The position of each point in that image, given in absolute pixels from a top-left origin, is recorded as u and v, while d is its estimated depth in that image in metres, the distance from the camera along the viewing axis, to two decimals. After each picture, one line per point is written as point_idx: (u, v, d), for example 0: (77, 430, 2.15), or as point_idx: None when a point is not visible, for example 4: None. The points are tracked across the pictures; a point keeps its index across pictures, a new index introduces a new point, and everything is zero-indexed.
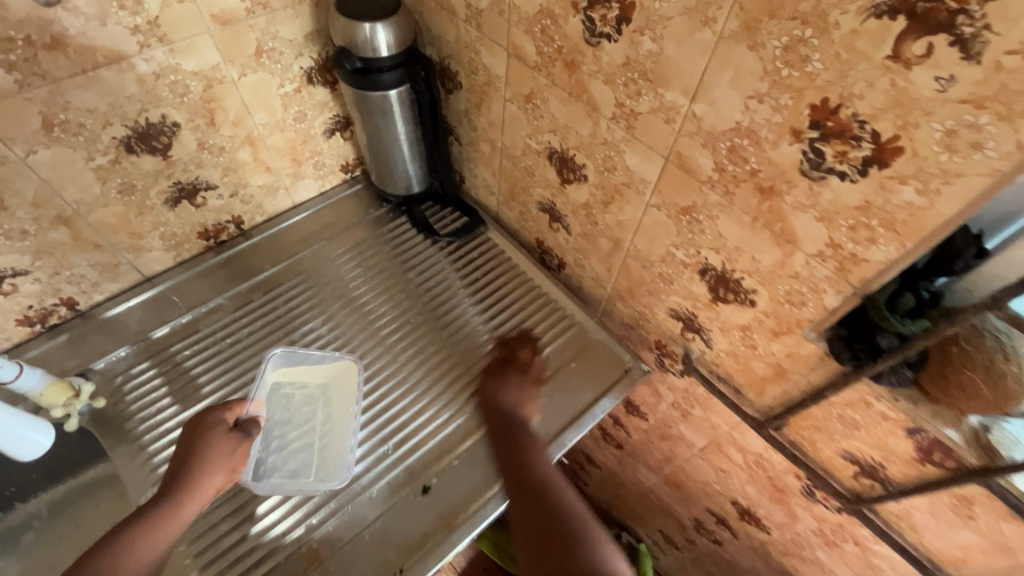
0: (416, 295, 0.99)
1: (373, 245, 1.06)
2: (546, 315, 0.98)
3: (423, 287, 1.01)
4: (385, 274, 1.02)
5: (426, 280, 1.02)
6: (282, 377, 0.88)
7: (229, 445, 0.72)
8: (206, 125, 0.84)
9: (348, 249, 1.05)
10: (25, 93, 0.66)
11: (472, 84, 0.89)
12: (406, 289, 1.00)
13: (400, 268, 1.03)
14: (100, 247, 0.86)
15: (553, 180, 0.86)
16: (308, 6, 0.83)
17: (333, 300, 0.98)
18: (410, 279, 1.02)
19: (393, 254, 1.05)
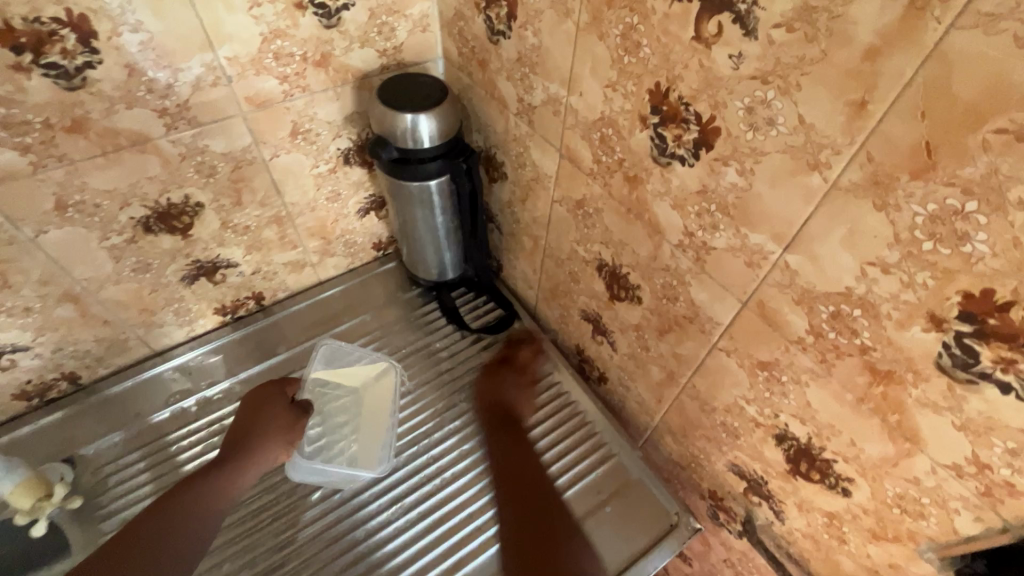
0: (446, 393, 0.89)
1: (402, 331, 0.97)
2: (587, 436, 0.85)
3: (455, 384, 0.90)
4: (415, 365, 0.92)
5: (457, 379, 0.91)
6: (329, 371, 0.88)
7: (287, 419, 0.77)
8: (231, 205, 0.79)
9: (375, 334, 0.96)
10: (39, 175, 0.62)
11: (518, 177, 0.80)
12: (435, 385, 0.90)
13: (431, 359, 0.93)
14: (108, 323, 0.81)
15: (601, 292, 0.75)
16: (350, 88, 0.77)
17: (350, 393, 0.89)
18: (439, 374, 0.91)
19: (423, 343, 0.96)
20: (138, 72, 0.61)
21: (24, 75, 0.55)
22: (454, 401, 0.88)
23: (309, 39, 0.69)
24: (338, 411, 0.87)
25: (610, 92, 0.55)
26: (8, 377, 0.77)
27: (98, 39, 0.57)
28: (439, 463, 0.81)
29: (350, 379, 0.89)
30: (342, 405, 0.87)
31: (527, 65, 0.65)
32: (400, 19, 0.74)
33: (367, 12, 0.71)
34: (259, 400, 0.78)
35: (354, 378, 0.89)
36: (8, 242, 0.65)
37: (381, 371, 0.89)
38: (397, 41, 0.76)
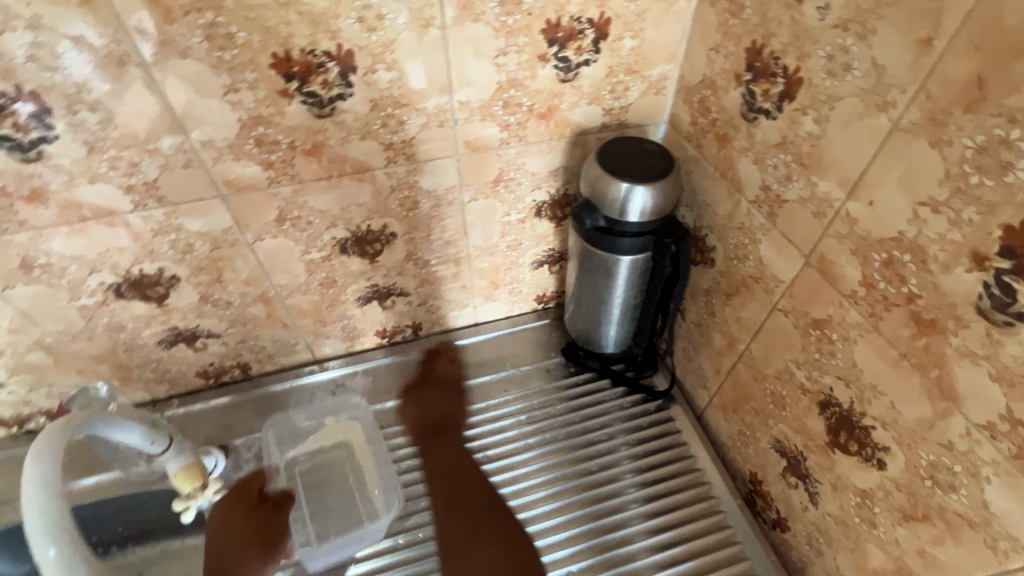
0: (578, 486, 0.79)
1: (542, 403, 0.89)
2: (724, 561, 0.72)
3: (590, 479, 0.80)
4: (550, 445, 0.83)
5: (587, 443, 0.84)
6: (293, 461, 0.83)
7: (266, 508, 0.72)
8: (420, 239, 0.78)
9: (518, 395, 0.90)
10: (272, 189, 0.65)
11: (729, 269, 0.69)
12: (568, 475, 0.80)
13: (569, 442, 0.84)
14: (286, 327, 0.84)
15: (815, 433, 0.61)
16: (564, 142, 0.72)
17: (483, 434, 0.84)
18: (571, 454, 0.82)
19: (560, 421, 0.86)
20: (379, 107, 0.61)
21: (287, 101, 0.58)
22: (585, 500, 0.78)
23: (542, 91, 0.65)
24: (327, 477, 0.82)
25: (927, 213, 0.42)
26: (198, 357, 0.83)
27: (356, 73, 0.58)
28: (543, 512, 0.77)
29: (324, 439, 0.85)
30: (315, 464, 0.83)
31: (792, 153, 0.54)
32: (636, 79, 0.68)
33: (606, 68, 0.66)
34: (231, 509, 0.71)
35: (332, 438, 0.85)
36: (232, 244, 0.69)
37: (347, 413, 0.86)
38: (626, 101, 0.70)
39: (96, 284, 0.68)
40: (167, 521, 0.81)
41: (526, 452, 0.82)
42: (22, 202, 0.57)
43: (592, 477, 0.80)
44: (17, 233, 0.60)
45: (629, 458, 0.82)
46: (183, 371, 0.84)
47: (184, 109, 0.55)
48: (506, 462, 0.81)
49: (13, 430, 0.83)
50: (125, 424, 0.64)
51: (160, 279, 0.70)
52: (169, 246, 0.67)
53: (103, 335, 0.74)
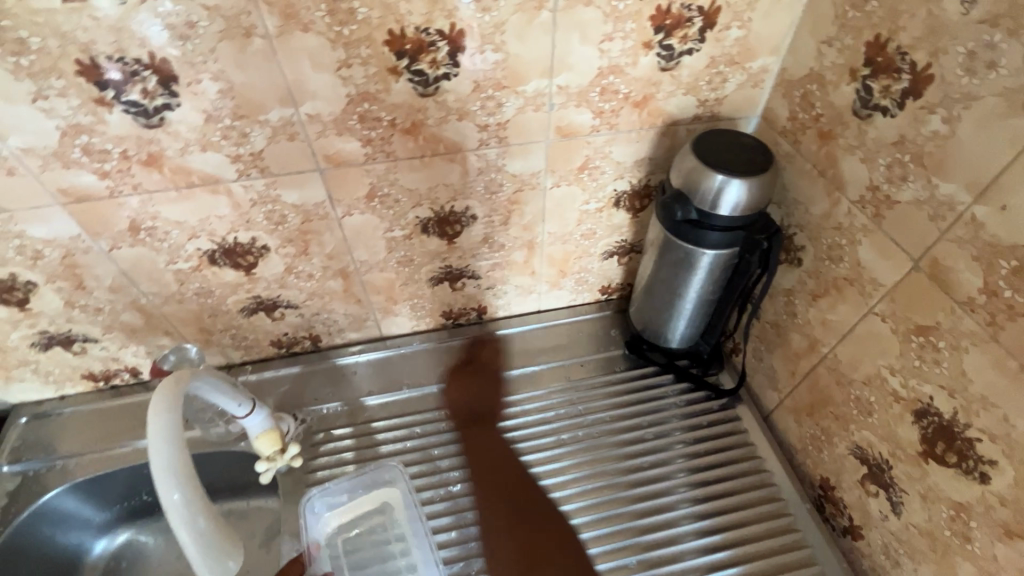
0: (621, 485, 0.79)
1: (586, 399, 0.88)
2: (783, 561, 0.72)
3: (633, 478, 0.79)
4: (586, 443, 0.83)
5: (638, 436, 0.84)
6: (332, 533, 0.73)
7: None
8: (499, 223, 0.79)
9: (562, 389, 0.90)
10: (367, 165, 0.66)
11: (819, 270, 0.67)
12: (611, 472, 0.80)
13: (611, 440, 0.83)
14: (360, 302, 0.86)
15: (907, 442, 0.59)
16: (654, 132, 0.71)
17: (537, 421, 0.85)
18: (622, 447, 0.83)
19: (601, 420, 0.86)
20: (481, 88, 0.61)
21: (395, 78, 0.58)
22: (632, 497, 0.78)
23: (640, 79, 0.65)
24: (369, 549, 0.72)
25: None
26: (274, 326, 0.85)
27: (464, 53, 0.58)
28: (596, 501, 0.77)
29: (362, 510, 0.74)
30: (357, 537, 0.73)
31: (911, 153, 0.53)
32: (736, 70, 0.67)
33: (708, 59, 0.65)
34: None
35: (371, 504, 0.75)
36: (323, 217, 0.71)
37: (387, 477, 0.75)
38: (722, 93, 0.69)
39: (194, 249, 0.70)
40: (239, 481, 0.84)
41: (580, 440, 0.83)
42: (139, 166, 0.60)
43: (644, 470, 0.80)
44: (130, 196, 0.62)
45: (681, 457, 0.81)
46: (259, 339, 0.87)
47: (298, 83, 0.57)
48: (541, 457, 0.81)
49: (99, 384, 0.87)
50: (221, 385, 0.67)
51: (251, 248, 0.72)
52: (264, 216, 0.69)
53: (193, 298, 0.77)
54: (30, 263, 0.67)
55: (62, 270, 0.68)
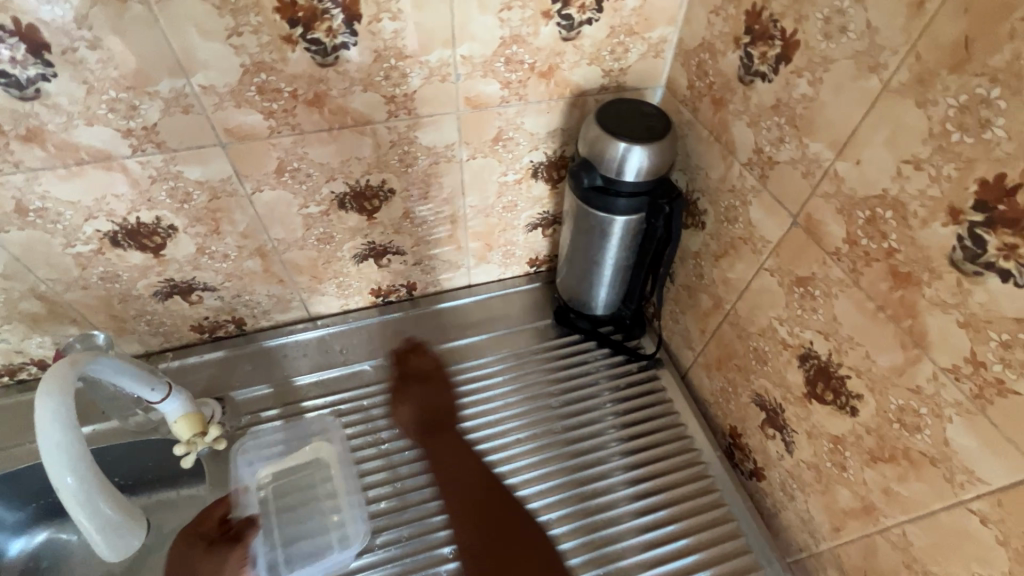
0: (556, 444, 0.82)
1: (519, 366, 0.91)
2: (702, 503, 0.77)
3: (566, 438, 0.83)
4: (521, 407, 0.86)
5: (571, 399, 0.87)
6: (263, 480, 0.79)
7: None
8: (418, 197, 0.79)
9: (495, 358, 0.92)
10: (272, 139, 0.65)
11: (719, 232, 0.72)
12: (546, 433, 0.83)
13: (545, 403, 0.86)
14: (282, 282, 0.84)
15: (795, 385, 0.64)
16: (564, 103, 0.73)
17: (477, 388, 0.88)
18: (557, 409, 0.86)
19: (536, 384, 0.89)
20: (382, 58, 0.61)
21: (290, 47, 0.57)
22: (568, 455, 0.81)
23: (544, 49, 0.66)
24: (299, 497, 0.79)
25: (910, 170, 0.45)
26: (193, 310, 0.83)
27: (360, 22, 0.58)
28: (530, 462, 0.80)
29: (296, 459, 0.81)
30: (288, 485, 0.80)
31: (786, 115, 0.56)
32: (636, 41, 0.69)
33: (608, 29, 0.67)
34: None
35: (305, 454, 0.81)
36: (231, 194, 0.69)
37: (323, 428, 0.82)
38: (626, 63, 0.71)
39: (92, 231, 0.67)
40: (165, 469, 0.83)
41: (515, 407, 0.86)
42: (18, 141, 0.56)
43: (575, 431, 0.84)
44: (12, 174, 0.59)
45: (611, 415, 0.86)
46: (177, 325, 0.85)
47: (187, 52, 0.55)
48: (477, 424, 0.83)
49: (4, 379, 0.82)
50: (126, 367, 0.64)
51: (157, 228, 0.70)
52: (167, 194, 0.67)
53: (99, 284, 0.74)
54: None
55: None
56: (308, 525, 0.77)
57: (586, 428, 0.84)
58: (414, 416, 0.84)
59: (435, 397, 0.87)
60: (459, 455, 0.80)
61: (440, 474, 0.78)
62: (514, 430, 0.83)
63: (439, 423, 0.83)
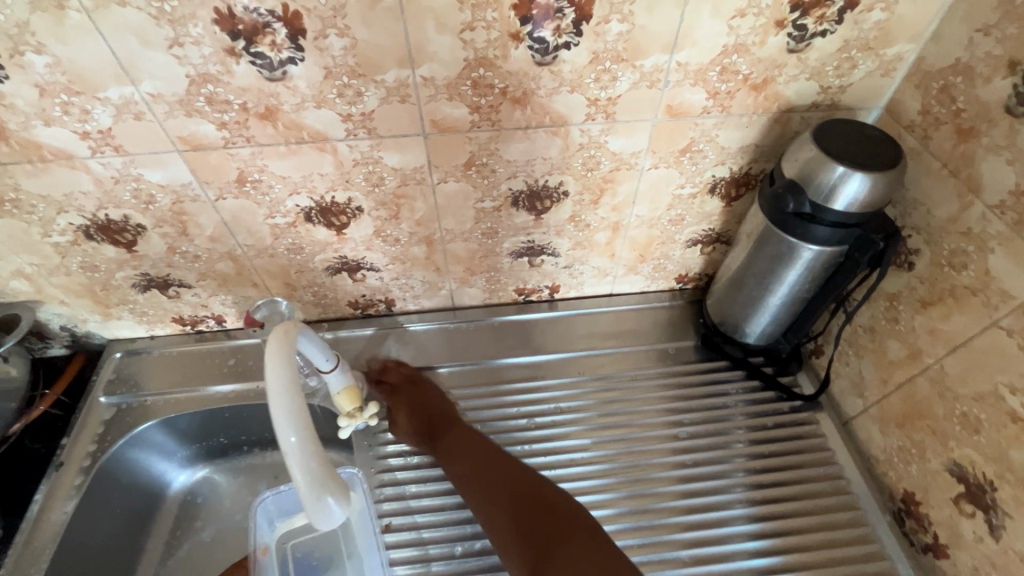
0: (668, 480, 0.78)
1: (609, 412, 0.84)
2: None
3: (682, 474, 0.78)
4: (633, 434, 0.82)
5: (695, 433, 0.82)
6: (282, 535, 0.78)
7: None
8: (588, 202, 0.77)
9: (591, 392, 0.87)
10: (471, 133, 0.66)
11: (935, 276, 0.64)
12: (661, 466, 0.79)
13: (664, 433, 0.82)
14: (438, 271, 0.86)
15: (1020, 464, 0.56)
16: (767, 118, 0.68)
17: (598, 405, 0.85)
18: (675, 442, 0.81)
19: (641, 428, 0.83)
20: (599, 60, 0.60)
21: (515, 44, 0.57)
22: (678, 511, 0.75)
23: (765, 59, 0.62)
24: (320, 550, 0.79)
25: None
26: (354, 287, 0.87)
27: (589, 22, 0.57)
28: (649, 494, 0.77)
29: None
30: (307, 541, 0.79)
31: None
32: (868, 56, 0.63)
33: (842, 42, 0.61)
34: None
35: None
36: (418, 182, 0.71)
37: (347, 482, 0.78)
38: (848, 80, 0.65)
39: (292, 205, 0.72)
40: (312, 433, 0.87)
41: (639, 433, 0.82)
42: (255, 119, 0.60)
43: (698, 470, 0.78)
44: (243, 147, 0.63)
45: (741, 472, 0.78)
46: (337, 299, 0.89)
47: (420, 44, 0.56)
48: (587, 444, 0.81)
49: (186, 328, 0.91)
50: (316, 339, 0.68)
51: (346, 208, 0.73)
52: (364, 176, 0.69)
53: (284, 254, 0.79)
54: (143, 207, 0.69)
55: (169, 216, 0.70)
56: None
57: (710, 468, 0.79)
58: (550, 423, 0.83)
59: (431, 400, 0.80)
60: (577, 472, 0.78)
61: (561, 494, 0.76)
62: (631, 457, 0.80)
63: (566, 436, 0.82)
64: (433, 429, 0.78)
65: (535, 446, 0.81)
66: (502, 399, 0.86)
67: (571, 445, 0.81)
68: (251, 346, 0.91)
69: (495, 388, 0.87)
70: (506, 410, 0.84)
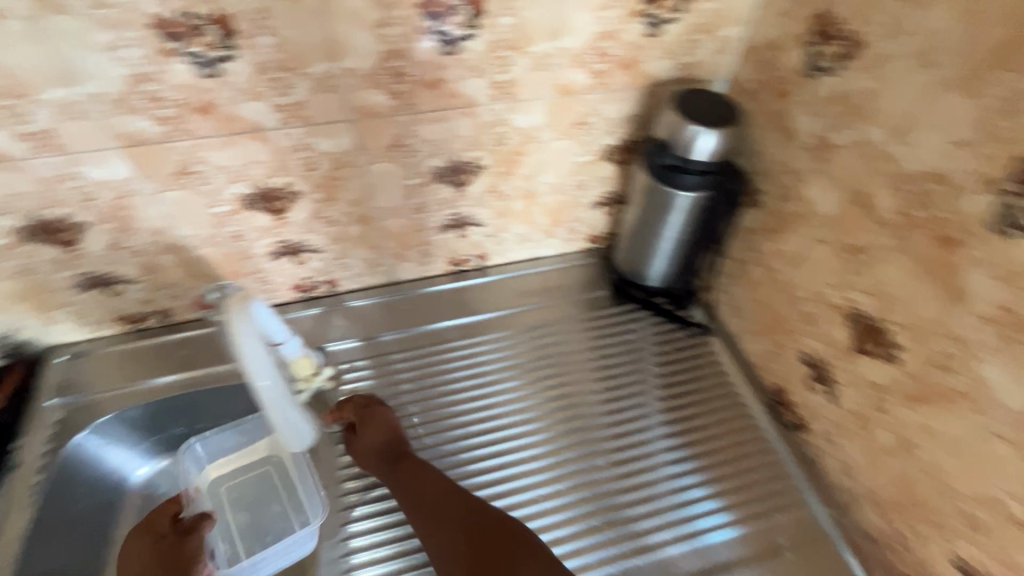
0: (596, 404, 0.92)
1: (543, 356, 0.97)
2: (734, 459, 0.86)
3: (607, 398, 0.92)
4: (565, 370, 0.96)
5: (614, 365, 0.97)
6: (217, 478, 0.91)
7: None
8: (503, 173, 0.89)
9: (525, 341, 0.99)
10: (393, 117, 0.75)
11: (775, 208, 0.81)
12: (590, 394, 0.93)
13: (589, 368, 0.96)
14: (375, 247, 0.95)
15: (842, 341, 0.74)
16: (639, 92, 0.83)
17: (531, 352, 0.98)
18: (601, 375, 0.95)
19: (570, 365, 0.96)
20: (496, 48, 0.71)
21: (423, 38, 0.68)
22: (606, 425, 0.89)
23: (629, 43, 0.76)
24: (253, 488, 0.91)
25: (956, 149, 0.55)
26: (297, 270, 0.93)
27: (483, 17, 0.68)
28: (579, 418, 0.90)
29: (244, 456, 0.93)
30: (240, 481, 0.92)
31: (846, 105, 0.66)
32: (708, 38, 0.79)
33: (686, 27, 0.76)
34: None
35: (253, 450, 0.93)
36: (350, 165, 0.80)
37: (264, 424, 0.93)
38: (697, 57, 0.80)
39: (232, 193, 0.78)
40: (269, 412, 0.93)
41: (567, 371, 0.96)
42: (193, 113, 0.67)
43: (620, 393, 0.93)
44: (182, 141, 0.70)
45: (654, 389, 0.94)
46: (282, 284, 0.95)
47: (340, 39, 0.65)
48: (525, 384, 0.93)
49: (129, 327, 0.93)
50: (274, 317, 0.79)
51: (284, 193, 0.80)
52: (298, 162, 0.77)
53: (227, 242, 0.84)
54: (84, 204, 0.73)
55: (111, 212, 0.75)
56: (264, 514, 0.89)
57: (629, 390, 0.93)
58: (491, 371, 0.95)
59: (378, 434, 0.82)
60: (518, 410, 0.90)
61: (496, 429, 0.88)
62: (563, 391, 0.93)
63: (505, 381, 0.94)
64: (385, 464, 0.80)
65: (478, 392, 0.92)
66: (446, 357, 0.96)
67: (513, 385, 0.93)
68: (199, 337, 0.95)
69: (437, 348, 0.97)
70: (448, 366, 0.95)
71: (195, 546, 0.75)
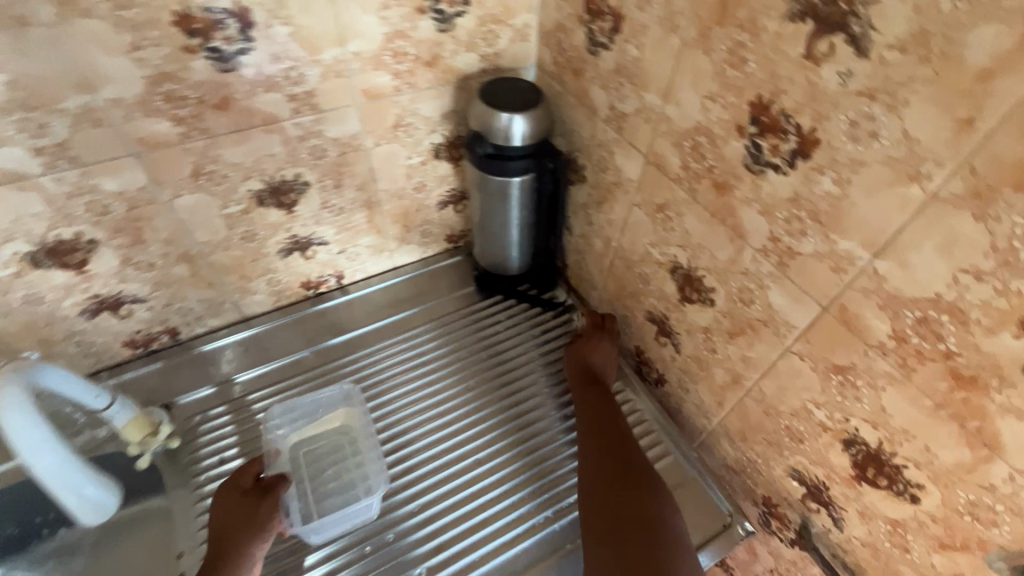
0: (487, 391, 0.92)
1: (426, 357, 0.96)
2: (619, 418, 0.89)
3: (498, 383, 0.93)
4: (455, 364, 0.96)
5: (499, 352, 0.98)
6: (297, 442, 0.83)
7: None
8: (332, 186, 0.86)
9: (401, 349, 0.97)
10: (185, 144, 0.70)
11: (597, 180, 0.85)
12: (482, 382, 0.93)
13: (477, 358, 0.97)
14: (212, 285, 0.88)
15: (672, 294, 0.79)
16: (451, 87, 0.84)
17: (413, 356, 0.96)
18: (488, 363, 0.96)
19: (459, 359, 0.96)
20: (281, 60, 0.69)
21: (191, 57, 0.64)
22: (501, 409, 0.90)
23: (425, 40, 0.76)
24: (329, 458, 0.82)
25: (709, 103, 0.60)
26: (123, 325, 0.85)
27: (254, 29, 0.65)
28: (472, 409, 0.90)
29: (329, 423, 0.85)
30: (319, 449, 0.83)
31: (625, 76, 0.71)
32: (504, 28, 0.81)
33: (478, 19, 0.78)
34: None
35: (333, 422, 0.85)
36: (150, 202, 0.73)
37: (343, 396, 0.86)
38: (498, 47, 0.83)
39: (10, 254, 0.69)
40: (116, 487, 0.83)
41: (450, 368, 0.95)
42: None
43: (509, 377, 0.94)
44: None
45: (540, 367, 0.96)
46: (110, 342, 0.86)
47: (91, 67, 0.60)
48: (415, 386, 0.92)
49: None
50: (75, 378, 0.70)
51: (77, 245, 0.72)
52: (84, 208, 0.70)
53: (21, 309, 0.75)
54: None
55: None
56: (338, 485, 0.80)
57: (516, 373, 0.95)
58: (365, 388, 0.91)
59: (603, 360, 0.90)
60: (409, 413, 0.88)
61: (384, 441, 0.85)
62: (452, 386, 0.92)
63: (386, 391, 0.91)
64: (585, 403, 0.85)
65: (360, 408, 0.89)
66: (317, 382, 0.92)
67: (397, 393, 0.91)
68: None
69: (304, 377, 0.93)
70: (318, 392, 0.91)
71: (269, 508, 0.70)
